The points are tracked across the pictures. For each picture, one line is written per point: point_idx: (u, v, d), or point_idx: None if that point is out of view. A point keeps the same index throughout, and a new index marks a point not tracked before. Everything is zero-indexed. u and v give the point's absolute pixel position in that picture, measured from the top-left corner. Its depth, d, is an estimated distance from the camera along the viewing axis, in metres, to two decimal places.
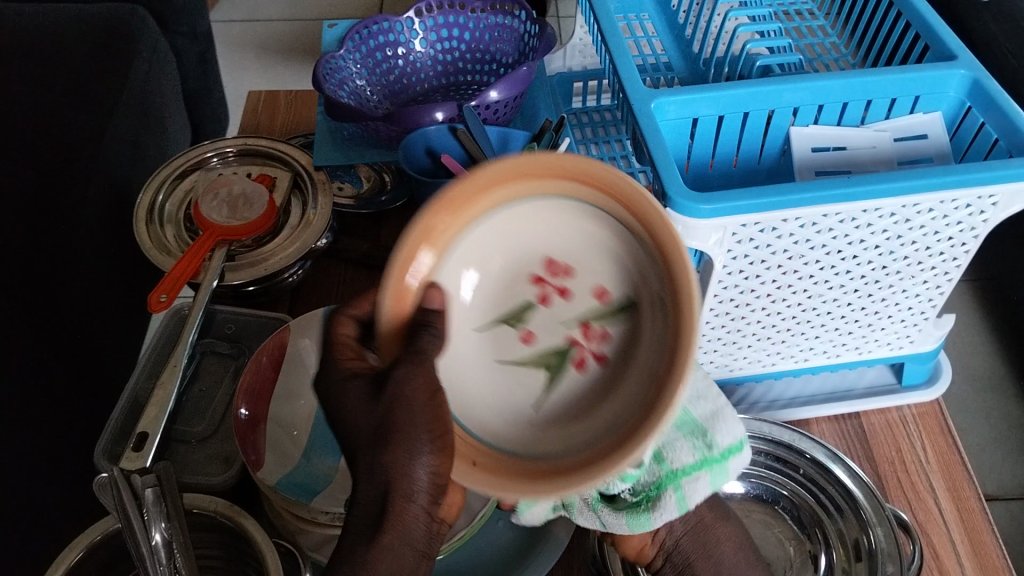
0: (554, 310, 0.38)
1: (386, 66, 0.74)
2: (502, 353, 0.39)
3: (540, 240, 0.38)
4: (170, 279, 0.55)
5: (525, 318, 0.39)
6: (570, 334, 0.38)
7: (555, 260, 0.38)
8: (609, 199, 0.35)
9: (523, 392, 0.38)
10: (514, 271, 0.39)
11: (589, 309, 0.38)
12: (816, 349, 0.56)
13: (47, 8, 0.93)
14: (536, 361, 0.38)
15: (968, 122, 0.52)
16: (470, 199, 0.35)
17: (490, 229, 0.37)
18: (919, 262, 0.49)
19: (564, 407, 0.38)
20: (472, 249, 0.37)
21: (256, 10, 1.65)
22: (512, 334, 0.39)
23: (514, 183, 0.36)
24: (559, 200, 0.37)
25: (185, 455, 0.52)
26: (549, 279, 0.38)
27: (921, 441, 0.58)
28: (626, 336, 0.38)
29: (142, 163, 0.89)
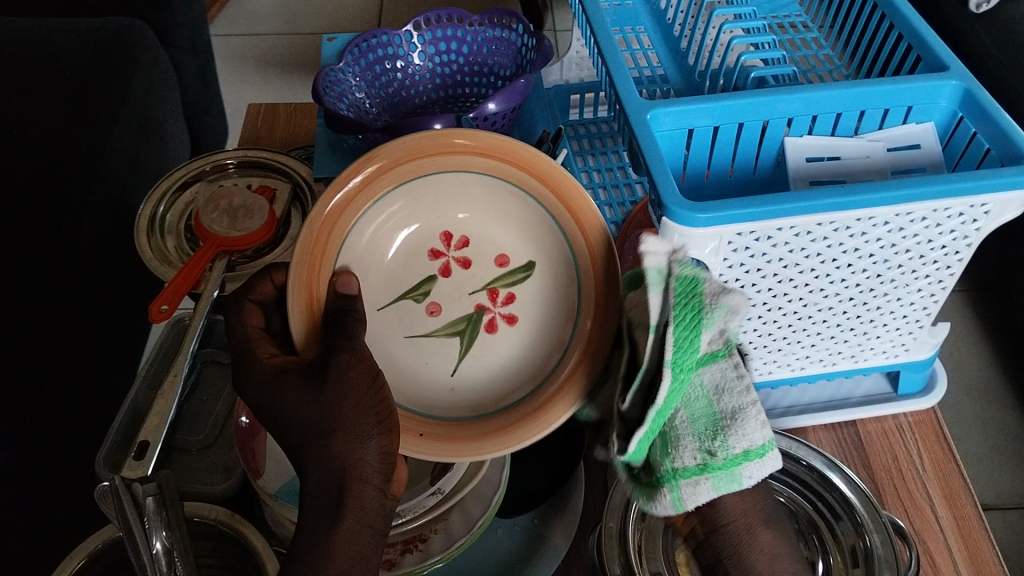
0: (455, 278, 0.48)
1: (385, 78, 0.75)
2: (412, 327, 0.47)
3: (437, 218, 0.47)
4: (171, 290, 0.55)
5: (428, 292, 0.47)
6: (477, 300, 0.47)
7: (450, 235, 0.48)
8: (504, 168, 0.45)
9: (439, 360, 0.47)
10: (414, 248, 0.47)
11: (490, 275, 0.48)
12: (812, 357, 0.56)
13: (47, 22, 0.94)
14: (446, 329, 0.47)
15: (961, 133, 0.52)
16: (379, 177, 0.44)
17: (394, 208, 0.46)
18: (913, 270, 0.50)
19: (476, 367, 0.46)
20: (381, 228, 0.46)
21: (255, 24, 1.66)
22: (419, 308, 0.47)
23: (412, 164, 0.44)
24: (458, 180, 0.46)
25: (185, 464, 0.53)
26: (446, 251, 0.47)
27: (918, 448, 0.58)
28: (525, 294, 0.47)
29: (142, 175, 0.89)
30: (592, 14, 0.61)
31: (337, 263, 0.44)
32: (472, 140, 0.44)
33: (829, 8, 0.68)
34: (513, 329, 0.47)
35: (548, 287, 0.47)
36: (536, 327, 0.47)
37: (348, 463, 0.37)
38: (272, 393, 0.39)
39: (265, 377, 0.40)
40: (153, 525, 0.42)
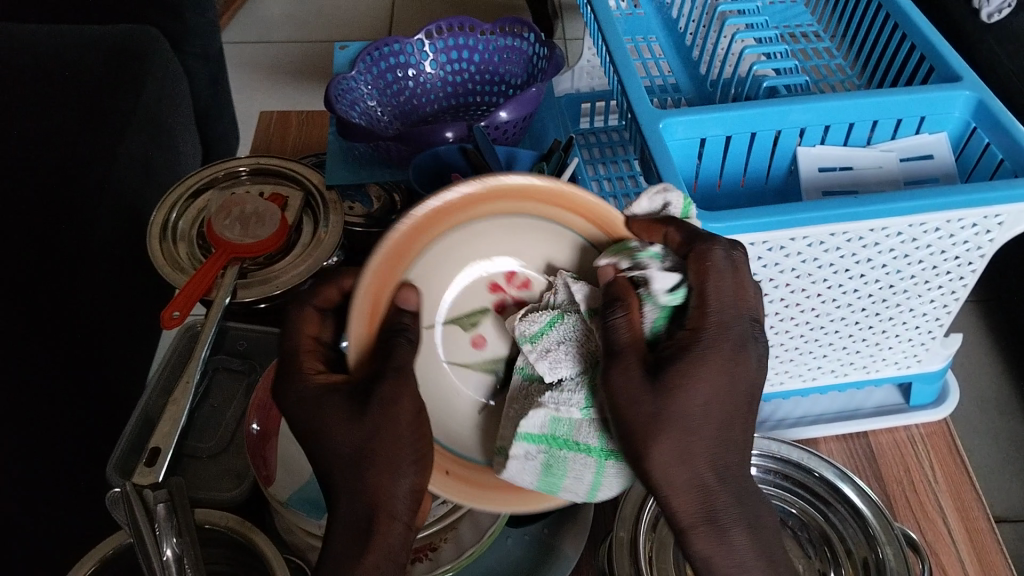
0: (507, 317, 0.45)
1: (397, 87, 0.75)
2: (453, 354, 0.45)
3: (511, 253, 0.44)
4: (183, 297, 0.55)
5: (476, 323, 0.45)
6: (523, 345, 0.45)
7: (513, 273, 0.45)
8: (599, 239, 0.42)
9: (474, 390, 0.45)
10: (472, 283, 0.45)
11: None
12: (824, 367, 0.56)
13: (61, 29, 0.94)
14: (485, 365, 0.45)
15: (973, 143, 0.52)
16: (477, 208, 0.40)
17: (479, 239, 0.42)
18: (926, 281, 0.50)
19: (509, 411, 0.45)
20: (459, 253, 0.42)
21: (266, 32, 1.67)
22: (465, 336, 0.45)
23: (517, 203, 0.41)
24: (549, 226, 0.43)
25: (196, 471, 0.53)
26: (506, 287, 0.45)
27: (929, 459, 0.58)
28: None
29: (154, 181, 0.90)
30: (605, 23, 0.61)
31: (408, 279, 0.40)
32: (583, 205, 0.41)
33: (841, 18, 0.68)
34: None
35: None
36: None
37: (378, 497, 0.37)
38: (311, 412, 0.38)
39: (307, 395, 0.39)
40: (163, 531, 0.43)
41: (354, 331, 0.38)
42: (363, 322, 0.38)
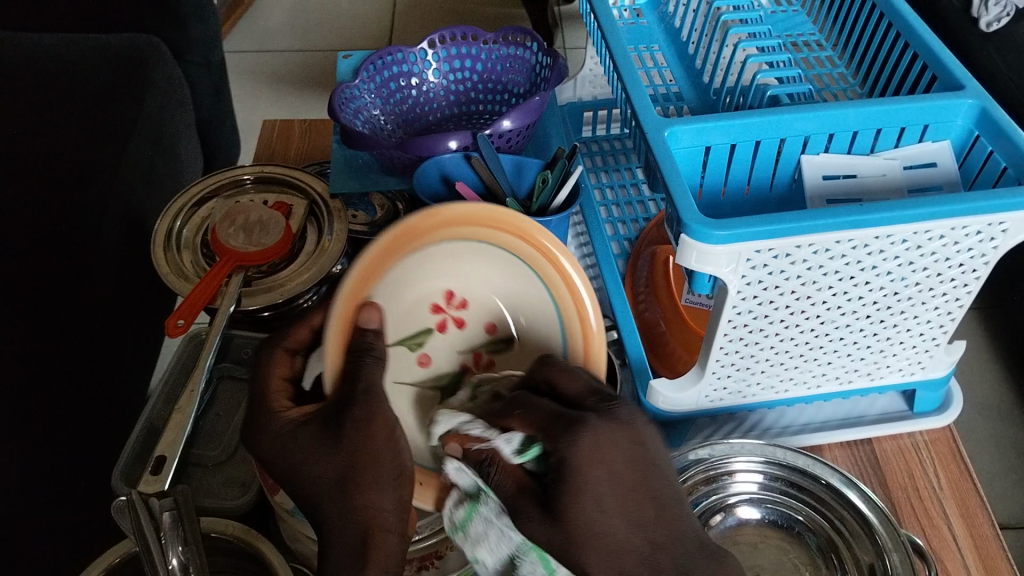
0: (448, 337, 0.48)
1: (400, 96, 0.75)
2: (400, 374, 0.47)
3: (443, 278, 0.47)
4: (187, 304, 0.56)
5: (422, 343, 0.48)
6: (463, 360, 0.48)
7: (452, 295, 0.48)
8: (533, 257, 0.46)
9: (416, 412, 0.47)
10: (418, 297, 0.47)
11: (481, 341, 0.49)
12: (828, 374, 0.56)
13: (63, 38, 0.95)
14: (431, 383, 0.48)
15: (976, 151, 0.52)
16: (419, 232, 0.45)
17: (411, 264, 0.46)
18: (930, 287, 0.50)
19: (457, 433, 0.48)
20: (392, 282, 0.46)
21: (267, 40, 1.67)
22: (411, 357, 0.47)
23: (456, 226, 0.46)
24: (483, 252, 0.47)
25: (201, 478, 0.53)
26: (446, 308, 0.48)
27: (934, 467, 0.58)
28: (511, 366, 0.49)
29: (156, 191, 0.90)
30: (609, 31, 0.61)
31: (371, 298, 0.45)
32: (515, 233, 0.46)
33: (842, 27, 0.69)
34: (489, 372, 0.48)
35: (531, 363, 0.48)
36: None
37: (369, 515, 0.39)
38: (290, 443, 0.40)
39: (288, 427, 0.41)
40: (169, 539, 0.43)
41: (329, 357, 0.42)
42: (335, 349, 0.42)
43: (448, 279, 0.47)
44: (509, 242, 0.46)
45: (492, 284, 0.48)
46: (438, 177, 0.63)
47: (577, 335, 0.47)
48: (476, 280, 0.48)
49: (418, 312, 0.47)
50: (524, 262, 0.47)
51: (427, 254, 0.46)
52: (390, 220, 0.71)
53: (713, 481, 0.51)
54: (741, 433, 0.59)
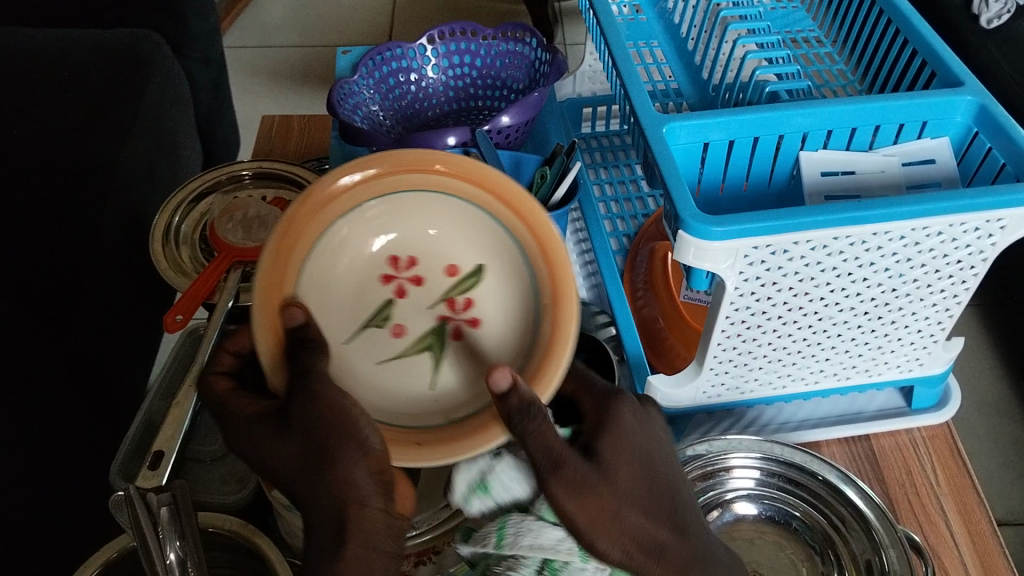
0: (412, 298, 0.45)
1: (398, 91, 0.75)
2: (378, 353, 0.44)
3: (380, 243, 0.44)
4: (186, 300, 0.57)
5: (389, 317, 0.45)
6: (438, 313, 0.45)
7: (397, 257, 0.45)
8: (461, 184, 0.43)
9: (415, 381, 0.44)
10: (363, 275, 0.44)
11: (448, 286, 0.45)
12: (826, 371, 0.56)
13: (62, 33, 0.95)
14: (414, 348, 0.44)
15: (975, 148, 0.52)
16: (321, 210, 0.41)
17: (331, 242, 0.43)
18: (927, 283, 0.50)
19: (451, 385, 0.44)
20: (319, 264, 0.43)
21: (267, 36, 1.67)
22: (383, 333, 0.45)
23: (364, 187, 0.42)
24: (410, 201, 0.44)
25: (199, 474, 0.52)
26: (397, 273, 0.45)
27: (932, 464, 0.58)
28: (485, 293, 0.45)
29: (155, 187, 0.90)
30: (608, 28, 0.61)
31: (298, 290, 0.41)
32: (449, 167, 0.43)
33: (842, 23, 0.69)
34: (479, 331, 0.45)
35: (505, 286, 0.44)
36: (503, 330, 0.44)
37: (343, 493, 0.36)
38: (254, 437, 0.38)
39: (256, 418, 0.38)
40: (166, 534, 0.43)
41: (261, 345, 0.38)
42: (267, 336, 0.38)
43: (387, 243, 0.44)
44: (400, 182, 0.42)
45: (426, 228, 0.45)
46: None
47: (527, 233, 0.42)
48: (410, 231, 0.45)
49: (368, 288, 0.44)
50: (435, 191, 0.43)
51: (334, 237, 0.43)
52: None
53: (710, 477, 0.51)
54: (739, 430, 0.59)
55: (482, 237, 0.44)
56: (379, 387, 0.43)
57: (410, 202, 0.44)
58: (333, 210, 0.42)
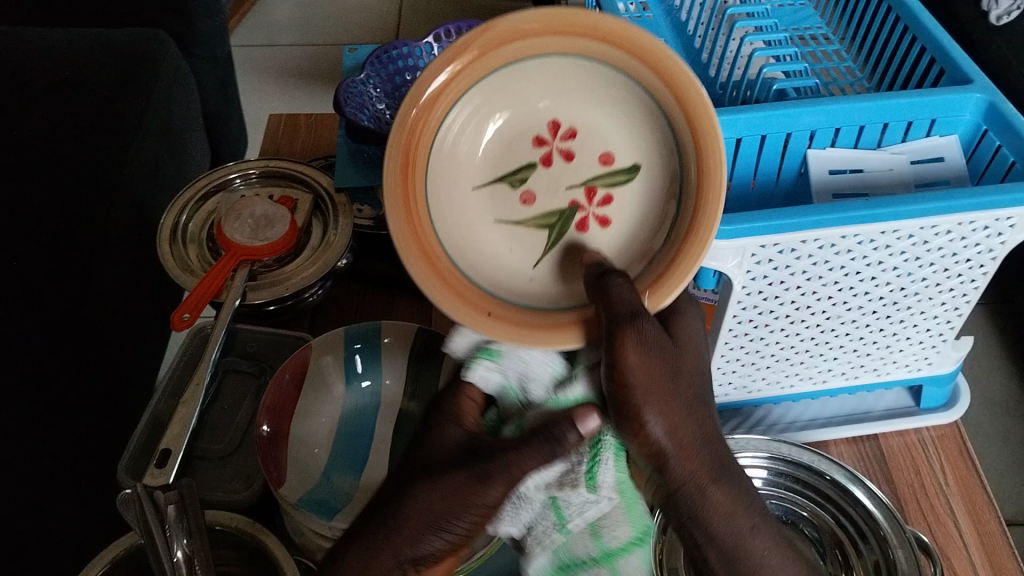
0: (553, 171, 0.43)
1: (404, 90, 0.74)
2: (502, 212, 0.43)
3: (540, 106, 0.43)
4: (193, 299, 0.57)
5: (524, 179, 0.43)
6: (574, 198, 0.43)
7: (556, 124, 0.43)
8: (635, 61, 0.39)
9: (524, 252, 0.43)
10: (515, 133, 0.43)
11: (593, 173, 0.43)
12: (834, 370, 0.56)
13: (70, 32, 0.95)
14: (535, 222, 0.43)
15: (984, 146, 0.52)
16: (485, 52, 0.39)
17: (487, 88, 0.41)
18: (937, 283, 0.50)
19: (563, 264, 0.43)
20: (477, 109, 0.41)
21: (274, 34, 1.67)
22: (513, 194, 0.43)
23: (532, 41, 0.39)
24: (573, 68, 0.41)
25: (206, 473, 0.51)
26: (550, 140, 0.43)
27: (940, 463, 0.57)
28: (627, 196, 0.43)
29: (163, 186, 0.90)
30: None
31: (427, 168, 0.41)
32: (605, 30, 0.39)
33: (851, 21, 0.68)
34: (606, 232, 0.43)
35: (659, 191, 0.42)
36: (641, 237, 0.43)
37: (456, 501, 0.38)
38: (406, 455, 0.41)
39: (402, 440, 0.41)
40: (173, 532, 0.43)
41: (393, 225, 0.38)
42: (397, 192, 0.38)
43: (550, 102, 0.42)
44: (566, 46, 0.40)
45: (590, 98, 0.42)
46: None
47: (693, 147, 0.39)
48: (569, 97, 0.42)
49: (514, 145, 0.43)
50: (601, 62, 0.40)
51: (498, 79, 0.41)
52: None
53: None
54: (746, 429, 0.59)
55: (640, 123, 0.42)
56: (507, 258, 0.43)
57: (579, 72, 0.41)
58: (507, 53, 0.39)
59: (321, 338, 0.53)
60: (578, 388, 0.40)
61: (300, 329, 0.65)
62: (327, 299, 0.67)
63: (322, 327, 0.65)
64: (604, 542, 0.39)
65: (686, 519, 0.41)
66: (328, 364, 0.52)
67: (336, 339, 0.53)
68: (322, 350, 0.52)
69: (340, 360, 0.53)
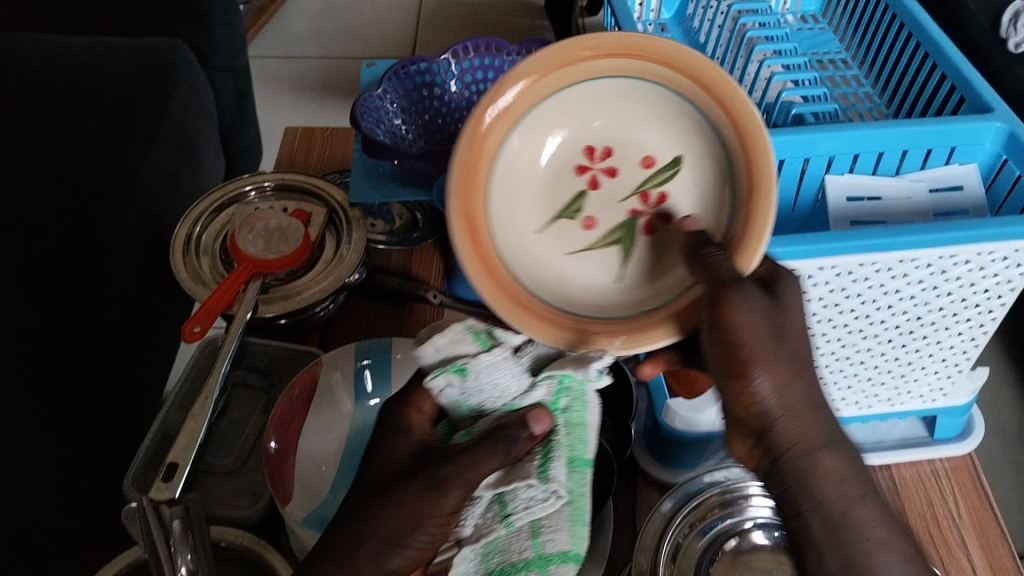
0: (605, 190, 0.45)
1: (422, 106, 0.75)
2: (571, 243, 0.45)
3: (576, 133, 0.44)
4: (204, 311, 0.57)
5: (580, 208, 0.45)
6: (630, 207, 0.45)
7: (593, 149, 0.45)
8: (653, 65, 0.41)
9: (600, 271, 0.44)
10: (563, 162, 0.45)
11: (641, 178, 0.45)
12: (848, 399, 0.55)
13: (89, 41, 0.95)
14: (604, 241, 0.45)
15: (1003, 176, 0.52)
16: (517, 104, 0.41)
17: (529, 129, 0.43)
18: (954, 313, 0.49)
19: (641, 272, 0.44)
20: (522, 150, 0.43)
21: (291, 46, 1.68)
22: (574, 224, 0.45)
23: (554, 75, 0.41)
24: (600, 89, 0.43)
25: (212, 487, 0.51)
26: (592, 165, 0.45)
27: (954, 495, 0.57)
28: (679, 186, 0.44)
29: (177, 196, 0.90)
30: None
31: (489, 200, 0.41)
32: (620, 46, 0.41)
33: (869, 47, 0.68)
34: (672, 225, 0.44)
35: (706, 174, 0.44)
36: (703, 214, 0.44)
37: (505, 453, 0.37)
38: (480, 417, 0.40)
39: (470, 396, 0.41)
40: (178, 548, 0.43)
41: (462, 251, 0.39)
42: (464, 234, 0.39)
43: (585, 132, 0.45)
44: (597, 67, 0.42)
45: (625, 108, 0.44)
46: None
47: (728, 123, 0.41)
48: (616, 116, 0.44)
49: (563, 174, 0.45)
50: (626, 77, 0.42)
51: (544, 114, 0.43)
52: (408, 229, 0.72)
53: (729, 506, 0.50)
54: None
55: (679, 125, 0.43)
56: (570, 283, 0.44)
57: (607, 90, 0.43)
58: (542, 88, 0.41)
59: (331, 353, 0.53)
60: (540, 393, 0.39)
61: (310, 343, 0.65)
62: (339, 313, 0.66)
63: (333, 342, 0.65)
64: (540, 545, 0.38)
65: (793, 485, 0.36)
66: (336, 382, 0.52)
67: (346, 354, 0.53)
68: (331, 366, 0.52)
69: (350, 377, 0.52)
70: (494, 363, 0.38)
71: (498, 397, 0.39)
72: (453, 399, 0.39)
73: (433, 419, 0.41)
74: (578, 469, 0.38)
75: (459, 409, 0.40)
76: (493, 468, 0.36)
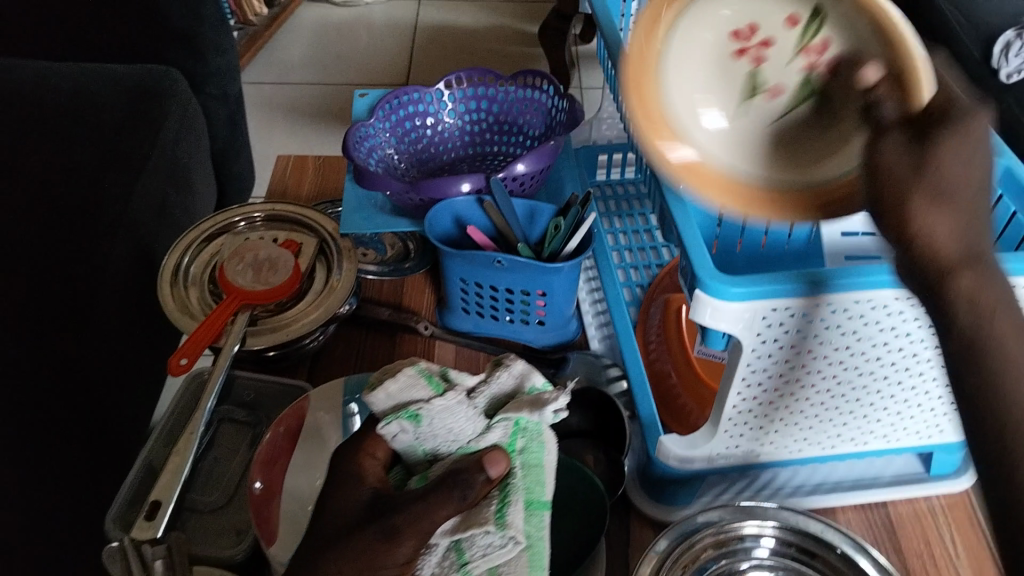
0: (771, 58, 0.51)
1: (415, 135, 0.75)
2: (763, 115, 0.52)
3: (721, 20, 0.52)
4: (191, 343, 0.56)
5: (761, 85, 0.51)
6: (800, 62, 0.51)
7: (739, 31, 0.52)
8: None
9: (782, 106, 0.51)
10: (721, 64, 0.52)
11: (795, 37, 0.51)
12: (844, 436, 0.54)
13: (83, 68, 0.95)
14: (796, 99, 0.51)
15: (997, 213, 0.51)
16: (648, 43, 0.50)
17: (675, 57, 0.51)
18: (950, 350, 0.48)
19: (801, 120, 0.51)
20: (681, 69, 0.51)
21: (286, 72, 1.69)
22: (762, 98, 0.52)
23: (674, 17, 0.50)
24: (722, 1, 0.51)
25: (195, 526, 0.50)
26: (748, 42, 0.52)
27: (951, 534, 0.56)
28: (838, 35, 0.49)
29: (168, 224, 0.89)
30: None
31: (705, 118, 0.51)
32: None
33: None
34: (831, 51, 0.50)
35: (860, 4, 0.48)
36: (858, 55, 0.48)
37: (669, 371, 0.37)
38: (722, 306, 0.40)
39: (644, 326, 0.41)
40: None
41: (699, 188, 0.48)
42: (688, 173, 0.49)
43: (739, 13, 0.51)
44: None
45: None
46: (452, 220, 0.64)
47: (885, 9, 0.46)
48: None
49: (734, 69, 0.52)
50: None
51: (689, 20, 0.51)
52: (400, 259, 0.72)
53: (724, 546, 0.49)
54: (752, 493, 0.57)
55: None
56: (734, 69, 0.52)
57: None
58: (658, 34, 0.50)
59: (320, 390, 0.52)
60: (496, 435, 0.41)
61: (298, 376, 0.64)
62: (328, 344, 0.65)
63: (320, 376, 0.64)
64: None
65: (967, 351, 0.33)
66: (324, 419, 0.51)
67: (335, 391, 0.52)
68: (318, 404, 0.51)
69: (337, 416, 0.51)
70: (448, 407, 0.41)
71: (451, 441, 0.41)
72: (406, 443, 0.41)
73: (387, 465, 0.42)
74: (536, 512, 0.39)
75: (413, 454, 0.41)
76: (449, 514, 0.36)
